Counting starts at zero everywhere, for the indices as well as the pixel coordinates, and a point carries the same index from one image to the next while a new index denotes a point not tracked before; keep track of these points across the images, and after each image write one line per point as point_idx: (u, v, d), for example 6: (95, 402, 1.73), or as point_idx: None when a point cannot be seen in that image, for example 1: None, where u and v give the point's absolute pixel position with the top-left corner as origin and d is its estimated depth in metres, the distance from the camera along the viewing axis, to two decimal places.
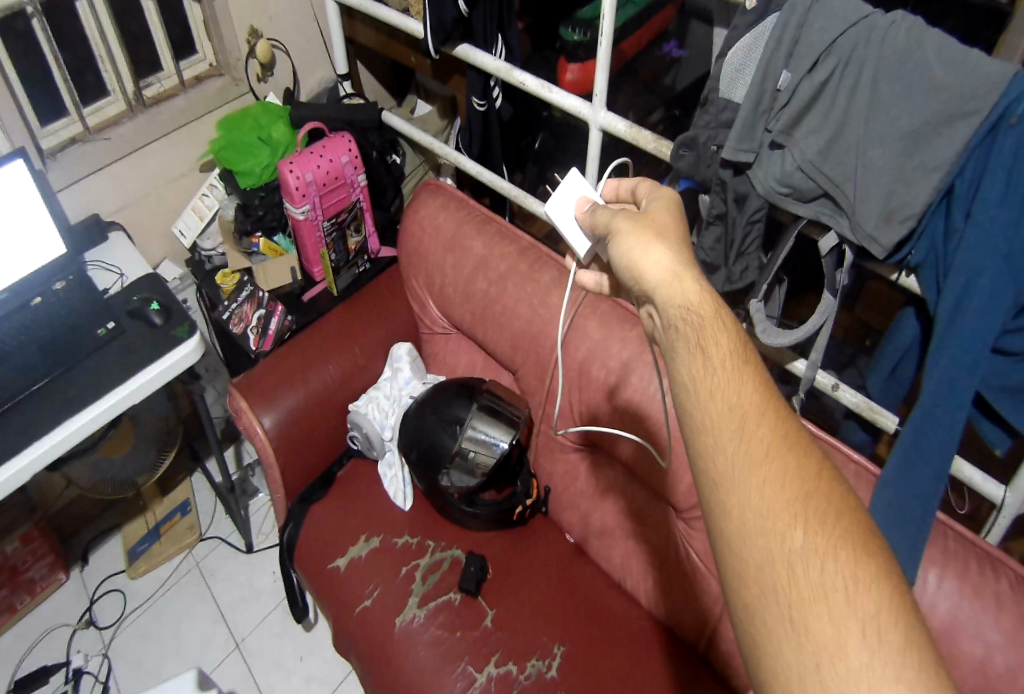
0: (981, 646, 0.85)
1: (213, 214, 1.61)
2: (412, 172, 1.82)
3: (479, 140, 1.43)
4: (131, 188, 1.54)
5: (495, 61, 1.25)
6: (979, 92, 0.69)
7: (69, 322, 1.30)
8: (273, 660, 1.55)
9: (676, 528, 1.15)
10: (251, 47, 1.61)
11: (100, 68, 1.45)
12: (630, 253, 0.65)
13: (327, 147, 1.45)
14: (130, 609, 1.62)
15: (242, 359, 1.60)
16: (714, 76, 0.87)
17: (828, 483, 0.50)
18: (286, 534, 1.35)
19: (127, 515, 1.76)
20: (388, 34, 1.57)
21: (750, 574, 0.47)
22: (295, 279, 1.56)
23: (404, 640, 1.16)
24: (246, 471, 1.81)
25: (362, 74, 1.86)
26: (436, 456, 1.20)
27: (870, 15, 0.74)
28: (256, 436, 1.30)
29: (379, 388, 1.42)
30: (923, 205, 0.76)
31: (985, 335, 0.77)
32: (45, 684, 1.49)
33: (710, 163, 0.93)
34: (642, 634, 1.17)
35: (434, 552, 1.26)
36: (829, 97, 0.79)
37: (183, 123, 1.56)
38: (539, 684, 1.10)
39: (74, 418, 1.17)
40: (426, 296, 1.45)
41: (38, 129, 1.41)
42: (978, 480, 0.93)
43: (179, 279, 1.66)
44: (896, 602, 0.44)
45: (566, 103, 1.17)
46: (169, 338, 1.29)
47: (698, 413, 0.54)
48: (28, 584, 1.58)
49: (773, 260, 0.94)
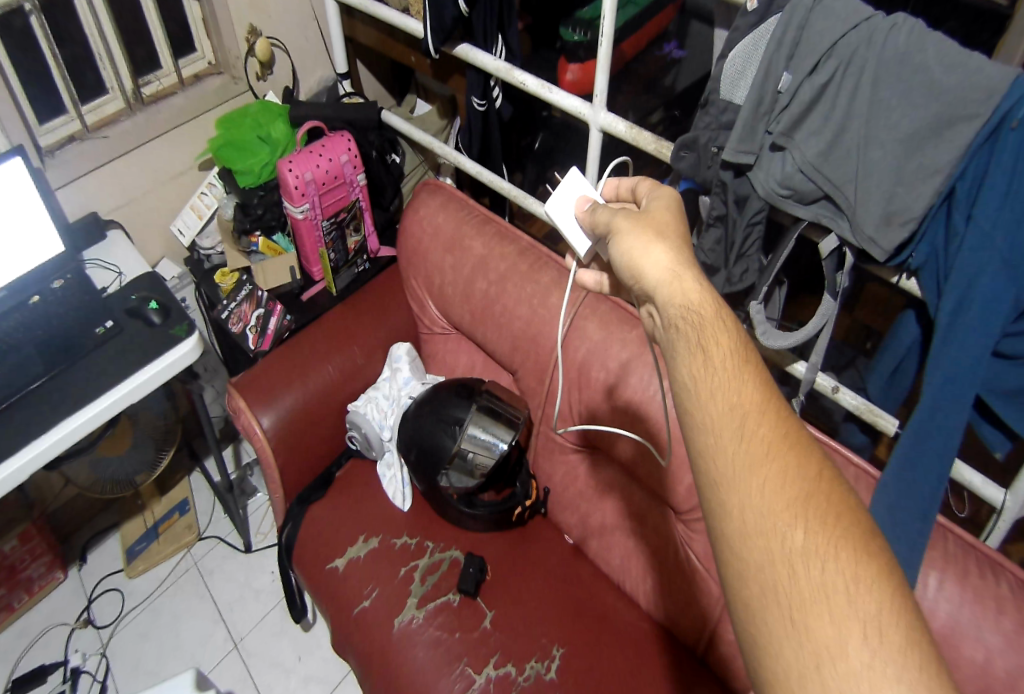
0: (981, 650, 0.85)
1: (212, 213, 1.61)
2: (412, 171, 1.82)
3: (479, 140, 1.43)
4: (129, 186, 1.54)
5: (495, 61, 1.25)
6: (980, 95, 0.69)
7: (67, 320, 1.30)
8: (272, 660, 1.55)
9: (676, 529, 1.15)
10: (250, 46, 1.60)
11: (98, 66, 1.44)
12: (631, 252, 0.65)
13: (327, 146, 1.45)
14: (128, 609, 1.62)
15: (241, 358, 1.60)
16: (714, 77, 0.87)
17: (828, 484, 0.50)
18: (284, 534, 1.35)
19: (126, 514, 1.76)
20: (387, 33, 1.57)
21: (750, 574, 0.47)
22: (294, 279, 1.56)
23: (404, 640, 1.15)
24: (245, 471, 1.80)
25: (362, 73, 1.86)
26: (435, 456, 1.20)
27: (871, 17, 0.74)
28: (254, 436, 1.29)
29: (378, 388, 1.41)
30: (923, 208, 0.76)
31: (985, 338, 0.77)
32: (43, 683, 1.49)
33: (711, 165, 0.93)
34: (641, 636, 1.17)
35: (433, 552, 1.26)
36: (829, 99, 0.79)
37: (182, 121, 1.55)
38: (538, 686, 1.10)
39: (72, 417, 1.16)
40: (425, 296, 1.44)
41: (36, 127, 1.40)
42: (978, 483, 0.93)
43: (178, 278, 1.66)
44: (897, 602, 0.44)
45: (566, 104, 1.17)
46: (167, 337, 1.28)
47: (698, 413, 0.54)
48: (26, 583, 1.57)
49: (773, 262, 0.94)
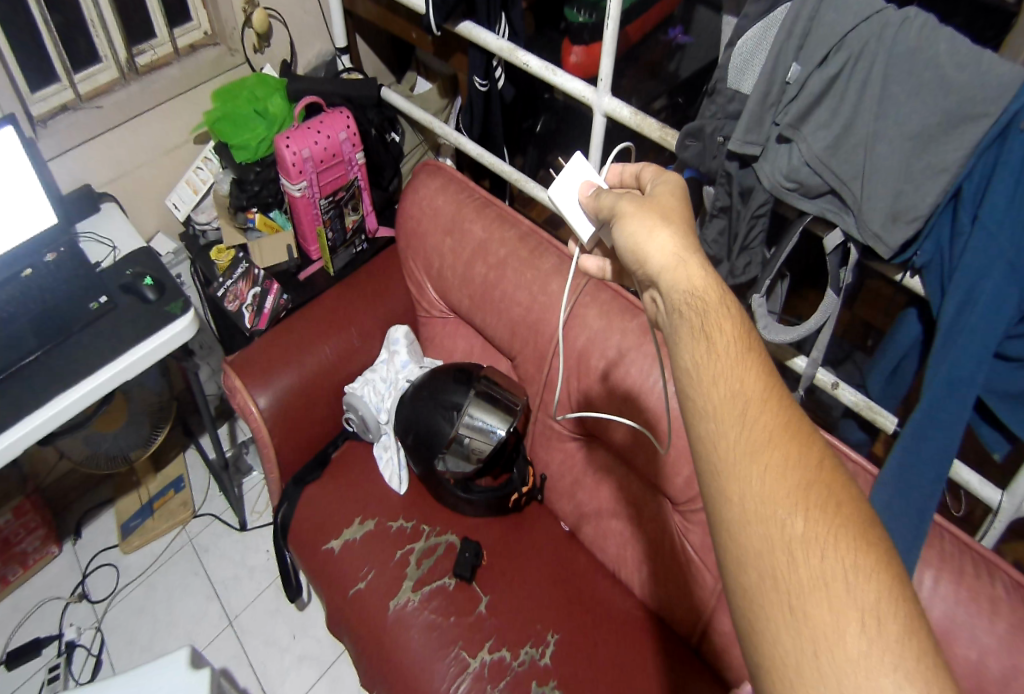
0: (975, 650, 0.87)
1: (208, 188, 1.58)
2: (412, 151, 1.82)
3: (481, 120, 1.41)
4: (124, 159, 1.51)
5: (498, 40, 1.21)
6: (989, 96, 0.68)
7: (59, 294, 1.28)
8: (266, 638, 1.57)
9: (672, 520, 1.16)
10: (248, 16, 1.55)
11: (92, 34, 1.42)
12: (635, 237, 0.65)
13: (325, 122, 1.42)
14: (123, 584, 1.63)
15: (236, 338, 1.58)
16: (723, 64, 0.85)
17: (830, 473, 0.50)
18: (280, 513, 1.36)
19: (122, 490, 1.76)
20: (387, 6, 1.53)
21: (748, 561, 0.48)
22: (291, 258, 1.54)
23: (398, 623, 1.17)
24: (240, 449, 1.80)
25: (362, 48, 1.82)
26: (433, 441, 1.20)
27: (883, 10, 0.72)
28: (250, 416, 1.29)
29: (375, 371, 1.41)
30: (931, 207, 0.76)
31: (988, 339, 0.78)
32: (38, 656, 1.51)
33: (716, 154, 0.92)
34: (633, 624, 1.19)
35: (429, 535, 1.27)
36: (839, 92, 0.77)
37: (177, 93, 1.52)
38: (532, 671, 1.12)
39: (67, 393, 1.15)
40: (424, 279, 1.43)
41: (28, 95, 1.38)
42: (976, 483, 0.94)
43: (173, 253, 1.64)
44: (896, 593, 0.44)
45: (570, 86, 1.14)
46: (163, 314, 1.27)
47: (699, 400, 0.54)
48: (20, 556, 1.58)
49: (776, 255, 0.94)
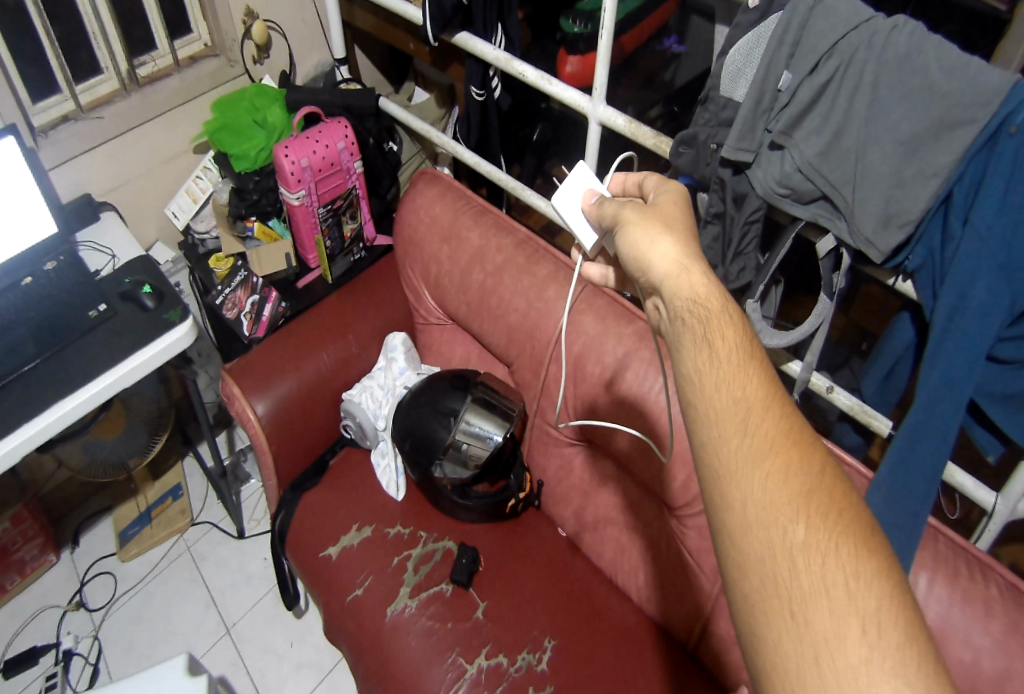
0: (970, 652, 0.87)
1: (207, 197, 1.60)
2: (409, 160, 1.83)
3: (478, 129, 1.42)
4: (124, 168, 1.52)
5: (495, 50, 1.22)
6: (978, 101, 0.69)
7: (59, 302, 1.28)
8: (263, 646, 1.56)
9: (669, 525, 1.16)
10: (247, 28, 1.57)
11: (93, 45, 1.43)
12: (637, 244, 0.65)
13: (324, 132, 1.44)
14: (121, 592, 1.62)
15: (235, 345, 1.58)
16: (715, 73, 0.87)
17: (831, 480, 0.50)
18: (278, 521, 1.36)
19: (119, 498, 1.76)
20: (385, 18, 1.55)
21: (751, 567, 0.48)
22: (289, 265, 1.55)
23: (396, 630, 1.17)
24: (238, 457, 1.81)
25: (360, 59, 1.84)
26: (430, 446, 1.21)
27: (872, 18, 0.73)
28: (249, 423, 1.30)
29: (373, 378, 1.41)
30: (922, 212, 0.76)
31: (981, 341, 0.78)
32: (35, 665, 1.50)
33: (710, 162, 0.93)
34: (631, 630, 1.19)
35: (427, 542, 1.27)
36: (830, 99, 0.78)
37: (178, 103, 1.53)
38: (528, 677, 1.11)
39: (64, 400, 1.16)
40: (421, 286, 1.43)
41: (28, 106, 1.39)
42: (970, 486, 0.94)
43: (172, 262, 1.64)
44: (896, 600, 0.44)
45: (565, 96, 1.15)
46: (162, 321, 1.27)
47: (702, 407, 0.55)
48: (18, 564, 1.58)
49: (770, 260, 0.94)
